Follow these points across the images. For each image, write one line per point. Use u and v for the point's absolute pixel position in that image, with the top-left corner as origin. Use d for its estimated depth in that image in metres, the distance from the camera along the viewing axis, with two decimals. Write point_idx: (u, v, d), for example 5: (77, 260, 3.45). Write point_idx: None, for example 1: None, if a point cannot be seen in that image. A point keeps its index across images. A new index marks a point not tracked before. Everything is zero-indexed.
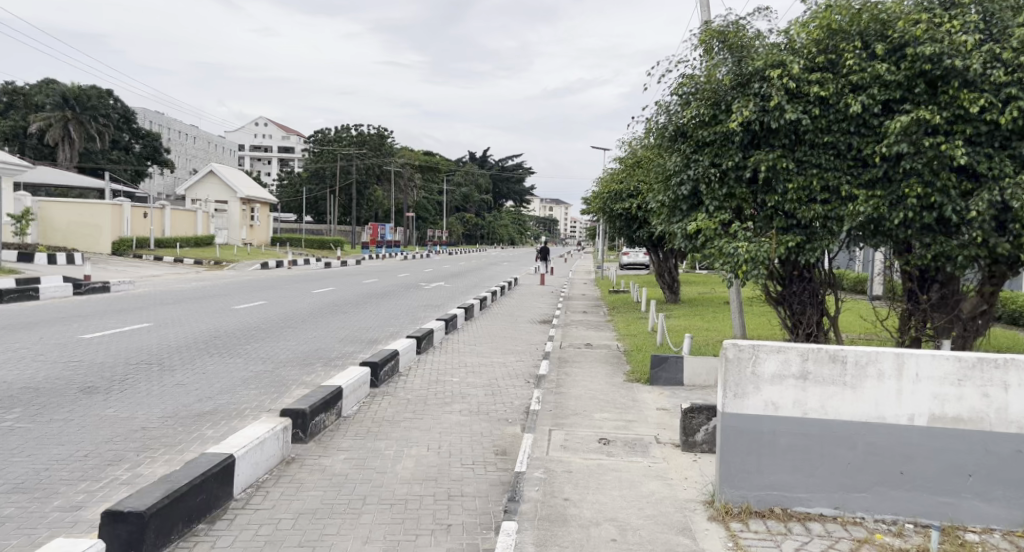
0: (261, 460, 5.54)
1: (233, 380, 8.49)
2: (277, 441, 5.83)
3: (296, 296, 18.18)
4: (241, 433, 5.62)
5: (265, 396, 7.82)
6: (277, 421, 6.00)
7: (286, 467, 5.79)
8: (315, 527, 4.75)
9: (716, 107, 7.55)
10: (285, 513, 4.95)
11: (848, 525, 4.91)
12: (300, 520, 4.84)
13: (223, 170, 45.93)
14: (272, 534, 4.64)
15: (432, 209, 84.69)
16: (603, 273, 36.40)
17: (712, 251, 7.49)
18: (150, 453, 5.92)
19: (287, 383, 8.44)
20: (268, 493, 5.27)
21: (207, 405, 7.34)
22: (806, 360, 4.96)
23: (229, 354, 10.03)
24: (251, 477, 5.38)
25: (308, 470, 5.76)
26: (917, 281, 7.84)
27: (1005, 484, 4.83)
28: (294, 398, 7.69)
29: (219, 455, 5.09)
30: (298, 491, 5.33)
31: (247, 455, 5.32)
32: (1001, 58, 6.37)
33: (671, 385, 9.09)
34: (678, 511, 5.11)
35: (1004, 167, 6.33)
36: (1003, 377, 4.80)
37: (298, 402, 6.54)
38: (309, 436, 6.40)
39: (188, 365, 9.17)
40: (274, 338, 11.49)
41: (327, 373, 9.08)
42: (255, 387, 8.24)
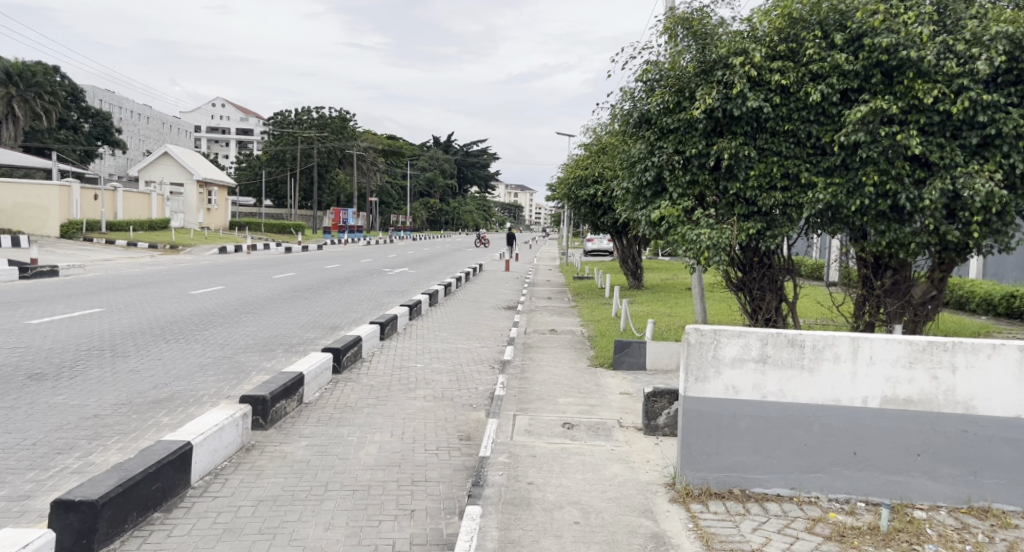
0: (220, 448, 5.54)
1: (190, 366, 8.42)
2: (236, 428, 5.82)
3: (255, 281, 18.00)
4: (200, 420, 5.60)
5: (224, 383, 7.78)
6: (236, 408, 5.98)
7: (245, 455, 5.78)
8: (276, 514, 4.77)
9: (680, 95, 7.62)
10: (245, 501, 4.96)
11: (804, 504, 5.06)
12: (260, 507, 4.86)
13: (178, 152, 45.28)
14: (230, 521, 4.65)
15: (395, 194, 84.14)
16: (566, 259, 36.62)
17: (675, 238, 7.60)
18: (103, 441, 5.88)
19: (246, 370, 8.39)
20: (227, 480, 5.27)
21: (162, 392, 7.28)
22: (766, 344, 5.07)
23: (186, 340, 9.93)
24: (209, 465, 5.37)
25: (268, 457, 5.76)
26: (871, 267, 8.06)
27: (951, 463, 5.01)
28: (253, 385, 7.66)
29: (176, 442, 5.07)
30: (258, 478, 5.34)
31: (205, 442, 5.31)
32: (954, 49, 6.56)
33: (634, 369, 9.22)
34: (640, 493, 5.21)
35: (955, 157, 6.50)
36: (951, 360, 4.96)
37: (259, 389, 6.52)
38: (270, 423, 6.39)
39: (142, 351, 9.08)
40: (232, 324, 11.39)
41: (287, 359, 9.05)
42: (213, 373, 8.18)
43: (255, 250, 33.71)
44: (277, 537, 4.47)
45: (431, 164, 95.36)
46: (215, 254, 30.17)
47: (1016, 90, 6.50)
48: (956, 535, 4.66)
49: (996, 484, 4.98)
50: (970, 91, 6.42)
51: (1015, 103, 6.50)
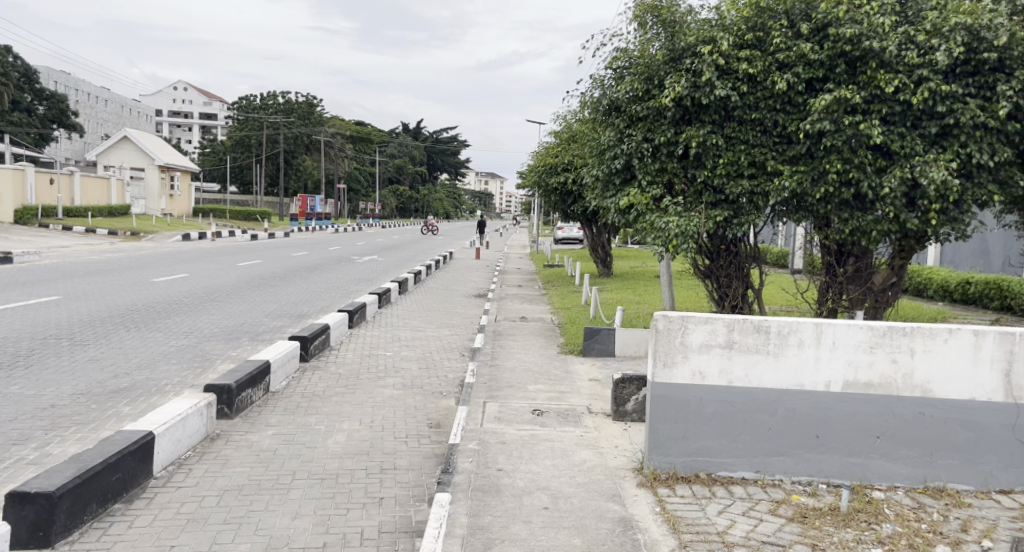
0: (183, 437, 5.51)
1: (151, 355, 8.36)
2: (200, 417, 5.80)
3: (219, 269, 17.81)
4: (163, 409, 5.57)
5: (187, 372, 7.72)
6: (199, 397, 5.95)
7: (210, 444, 5.76)
8: (242, 504, 4.77)
9: (649, 82, 7.66)
10: (210, 491, 4.95)
11: (767, 487, 5.17)
12: (225, 497, 4.86)
13: (138, 137, 44.81)
14: (195, 512, 4.65)
15: (363, 180, 83.55)
16: (536, 247, 36.67)
17: (644, 226, 7.68)
18: (60, 431, 5.82)
19: (210, 359, 8.34)
20: (191, 471, 5.25)
21: (122, 382, 7.21)
22: (732, 330, 5.15)
23: (147, 328, 9.83)
24: (172, 455, 5.35)
25: (233, 446, 5.75)
26: (835, 255, 8.20)
27: (908, 444, 5.15)
28: (218, 374, 7.62)
29: (137, 432, 5.04)
30: (223, 468, 5.32)
31: (168, 432, 5.28)
32: (914, 40, 6.66)
33: (603, 356, 9.31)
34: (608, 478, 5.29)
35: (915, 146, 6.63)
36: (909, 344, 5.08)
37: (224, 378, 6.49)
38: (235, 412, 6.37)
39: (102, 340, 8.97)
40: (195, 313, 11.30)
41: (252, 348, 9.00)
42: (175, 362, 8.13)
43: (219, 236, 33.29)
44: (242, 527, 4.48)
45: (400, 151, 94.85)
46: (178, 241, 29.73)
47: (973, 81, 6.62)
48: (913, 515, 4.80)
49: (950, 464, 5.14)
50: (929, 81, 6.54)
51: (973, 94, 6.62)
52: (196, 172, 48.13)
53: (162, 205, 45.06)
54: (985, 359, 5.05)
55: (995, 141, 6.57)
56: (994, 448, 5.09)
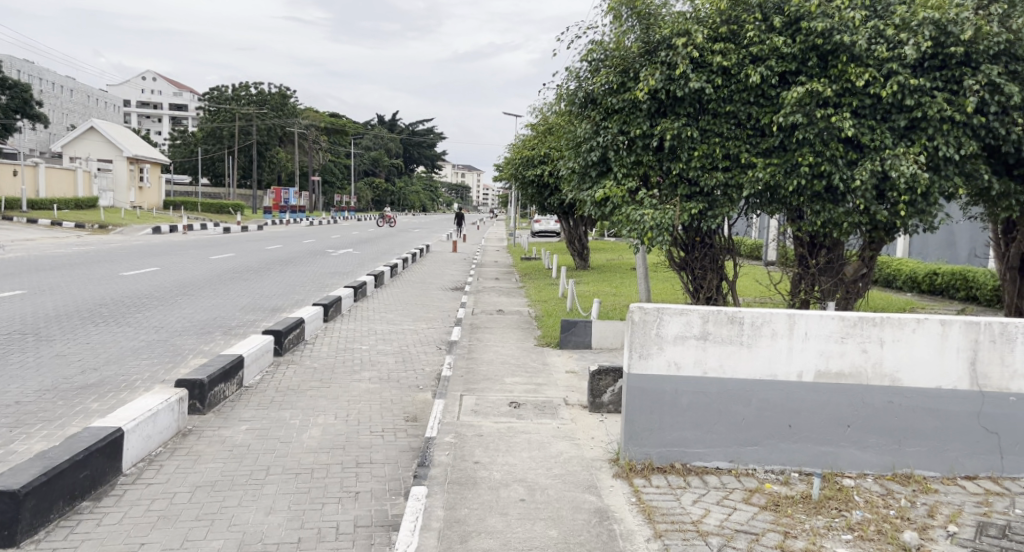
0: (154, 434, 5.48)
1: (121, 350, 8.28)
2: (172, 413, 5.77)
3: (190, 263, 17.66)
4: (132, 406, 5.53)
5: (157, 367, 7.66)
6: (171, 392, 5.92)
7: (182, 440, 5.74)
8: (214, 500, 4.75)
9: (625, 75, 7.69)
10: (181, 487, 4.93)
11: (741, 476, 5.24)
12: (197, 494, 4.84)
13: (105, 128, 44.14)
14: (166, 509, 4.63)
15: (338, 173, 83.07)
16: (513, 240, 36.67)
17: (620, 218, 7.73)
18: (26, 429, 5.76)
19: (181, 354, 8.28)
20: (161, 467, 5.23)
21: (91, 378, 7.14)
22: (706, 322, 5.21)
23: (116, 323, 9.74)
24: (142, 452, 5.32)
25: (206, 442, 5.72)
26: (807, 247, 8.31)
27: (878, 433, 5.24)
28: (189, 369, 7.57)
29: (106, 429, 5.01)
30: (194, 464, 5.30)
31: (137, 428, 5.24)
32: (884, 34, 6.75)
33: (580, 348, 9.37)
34: (585, 470, 5.34)
35: (884, 139, 6.73)
36: (879, 334, 5.16)
37: (196, 373, 6.46)
38: (208, 407, 6.35)
39: (69, 335, 8.88)
40: (166, 307, 11.19)
41: (224, 342, 8.95)
42: (145, 357, 8.06)
43: (190, 229, 32.96)
44: (215, 523, 4.47)
45: (376, 143, 94.35)
46: (148, 235, 29.40)
47: (941, 74, 6.72)
48: (881, 501, 4.89)
49: (918, 451, 5.24)
50: (898, 75, 6.64)
51: (941, 88, 6.71)
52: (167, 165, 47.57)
53: (130, 197, 44.47)
54: (952, 348, 5.14)
55: (962, 134, 6.66)
56: (960, 435, 5.21)
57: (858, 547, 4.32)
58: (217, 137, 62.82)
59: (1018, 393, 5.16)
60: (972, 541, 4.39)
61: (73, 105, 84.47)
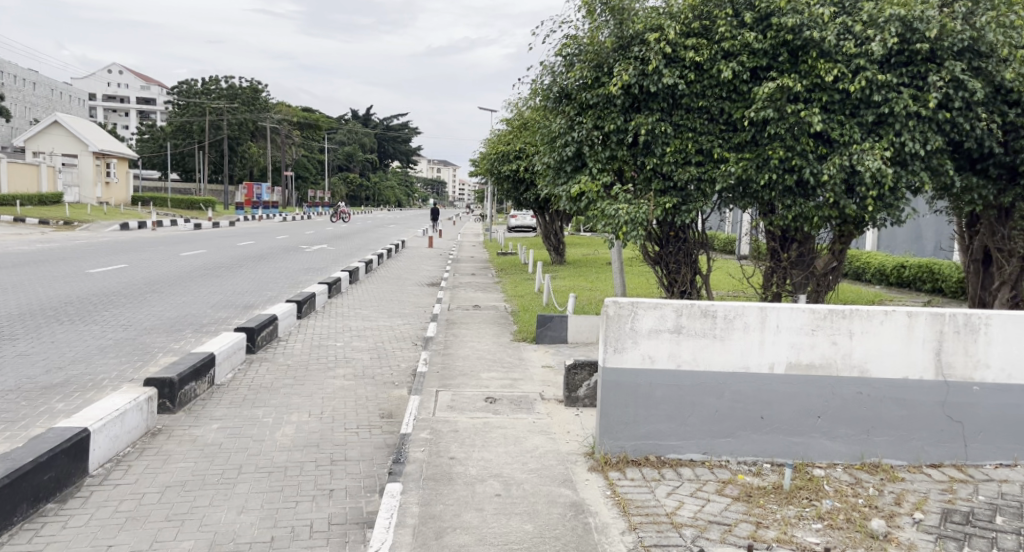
0: (122, 434, 5.44)
1: (87, 349, 8.19)
2: (140, 413, 5.72)
3: (160, 260, 17.46)
4: (99, 406, 5.48)
5: (124, 366, 7.58)
6: (139, 391, 5.88)
7: (151, 439, 5.69)
8: (184, 500, 4.73)
9: (599, 70, 7.73)
10: (150, 488, 4.90)
11: (714, 468, 5.30)
12: (167, 494, 4.81)
13: (68, 121, 43.40)
14: (134, 510, 4.60)
15: (312, 169, 82.50)
16: (489, 234, 36.67)
17: (595, 213, 7.77)
18: None
19: (150, 352, 8.21)
20: (130, 467, 5.19)
21: (56, 378, 7.06)
22: (680, 315, 5.25)
23: (83, 321, 9.62)
24: (109, 452, 5.28)
25: (176, 441, 5.69)
26: (779, 241, 8.38)
27: (848, 423, 5.33)
28: (158, 368, 7.50)
29: (71, 429, 4.96)
30: (164, 464, 5.26)
31: (104, 428, 5.20)
32: (852, 30, 6.82)
33: (556, 343, 9.41)
34: (560, 464, 5.37)
35: (853, 135, 6.82)
36: (849, 326, 5.24)
37: (165, 371, 6.41)
38: (178, 406, 6.30)
39: (34, 334, 8.76)
40: (134, 305, 11.07)
41: (194, 340, 8.87)
42: (113, 356, 7.98)
43: (159, 225, 32.55)
44: (185, 524, 4.45)
45: (350, 138, 93.80)
46: (116, 231, 29.00)
47: (907, 70, 6.82)
48: (851, 490, 4.97)
49: (886, 441, 5.34)
50: (866, 71, 6.72)
51: (907, 84, 6.82)
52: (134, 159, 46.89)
53: (95, 192, 43.80)
54: (919, 339, 5.23)
55: (927, 130, 6.78)
56: (927, 424, 5.31)
57: (828, 535, 4.40)
58: (187, 131, 62.06)
59: (982, 382, 5.27)
60: (937, 528, 4.48)
61: (38, 99, 83.05)
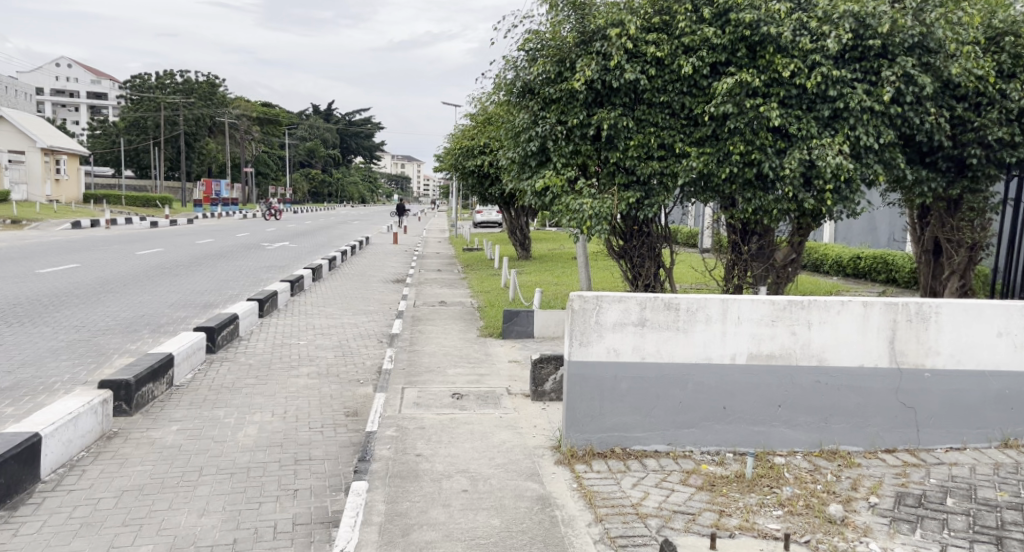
0: (75, 438, 5.36)
1: (39, 352, 8.04)
2: (95, 416, 5.64)
3: (114, 259, 17.14)
4: (51, 410, 5.40)
5: (78, 368, 7.46)
6: (94, 394, 5.80)
7: (106, 443, 5.62)
8: (142, 505, 4.69)
9: (561, 65, 7.73)
10: (106, 492, 4.84)
11: (678, 458, 5.39)
12: (124, 498, 4.76)
13: (16, 118, 42.41)
14: (89, 515, 4.54)
15: (273, 165, 81.57)
16: (455, 230, 36.59)
17: (560, 208, 7.81)
18: None
19: (105, 353, 8.09)
20: (84, 472, 5.12)
21: (7, 381, 6.93)
22: (644, 308, 5.31)
23: (34, 323, 9.42)
24: (62, 457, 5.20)
25: (133, 444, 5.62)
26: (739, 234, 8.47)
27: (808, 411, 5.44)
28: (114, 370, 7.40)
29: (21, 434, 4.88)
30: (121, 468, 5.21)
31: (56, 433, 5.13)
32: (807, 26, 6.94)
33: (523, 337, 9.45)
34: (527, 458, 5.42)
35: (810, 129, 6.93)
36: (807, 316, 5.35)
37: (121, 373, 6.33)
38: (135, 407, 6.23)
39: None
40: (88, 305, 10.88)
41: (150, 341, 8.75)
42: (67, 358, 7.85)
43: (113, 223, 31.98)
44: (144, 528, 4.41)
45: (312, 134, 92.96)
46: (67, 230, 28.38)
47: (861, 66, 6.97)
48: (810, 477, 5.08)
49: (843, 428, 5.46)
50: (822, 66, 6.85)
51: (861, 79, 6.97)
52: (85, 156, 45.84)
53: (45, 190, 42.92)
54: (874, 328, 5.35)
55: (880, 124, 6.94)
56: (881, 411, 5.45)
57: (788, 521, 4.49)
58: (142, 127, 60.90)
59: (933, 369, 5.41)
60: (892, 511, 4.60)
61: None
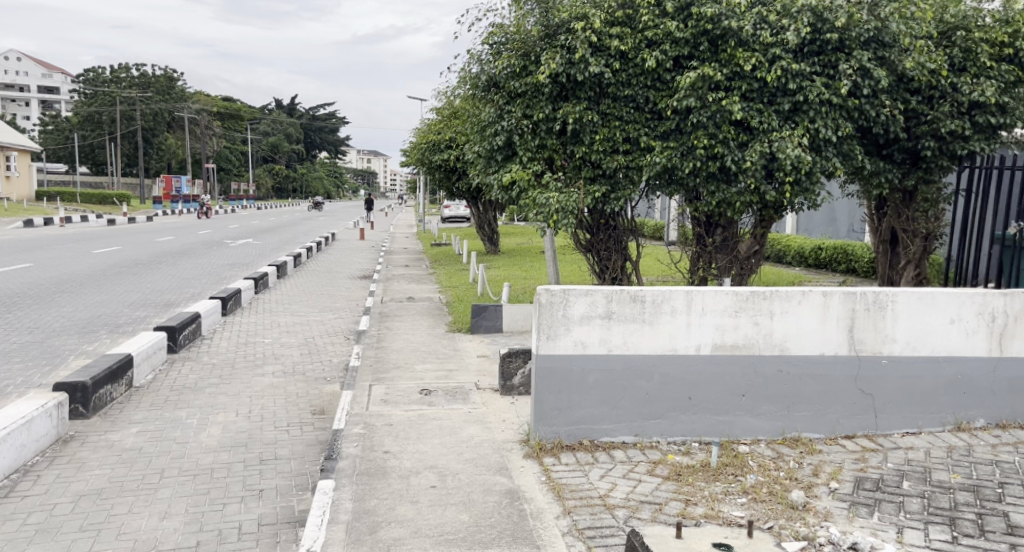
0: (29, 442, 5.27)
1: None
2: (49, 420, 5.55)
3: (71, 258, 16.80)
4: (4, 414, 5.30)
5: (33, 371, 7.32)
6: (50, 397, 5.71)
7: (62, 447, 5.54)
8: (100, 509, 4.62)
9: (526, 58, 7.71)
10: (62, 497, 4.77)
11: (646, 449, 5.44)
12: (81, 503, 4.70)
13: None
14: (45, 521, 4.47)
15: (235, 161, 80.53)
16: (421, 224, 36.42)
17: (527, 202, 7.80)
18: None
19: (62, 355, 7.94)
20: (39, 477, 5.04)
21: None
22: (610, 301, 5.33)
23: None
24: (16, 462, 5.11)
25: (90, 448, 5.54)
26: (703, 226, 8.54)
27: (770, 400, 5.53)
28: (70, 371, 7.27)
29: None
30: (77, 472, 5.13)
31: (9, 438, 5.04)
32: (767, 21, 7.01)
33: (492, 332, 9.46)
34: (496, 452, 5.43)
35: (771, 122, 7.02)
36: (769, 307, 5.41)
37: (78, 375, 6.23)
38: (92, 410, 6.14)
39: None
40: (44, 306, 10.66)
41: (108, 342, 8.61)
42: (21, 361, 7.69)
43: (68, 222, 31.32)
44: (102, 533, 4.36)
45: (276, 130, 91.98)
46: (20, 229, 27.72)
47: (819, 60, 7.06)
48: (773, 465, 5.16)
49: (805, 416, 5.55)
50: (782, 60, 6.93)
51: (819, 72, 7.06)
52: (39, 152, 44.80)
53: None
54: (833, 317, 5.44)
55: (839, 116, 7.06)
56: (841, 398, 5.55)
57: (752, 508, 4.56)
58: (97, 122, 59.67)
59: (890, 355, 5.52)
60: (851, 495, 4.69)
61: None
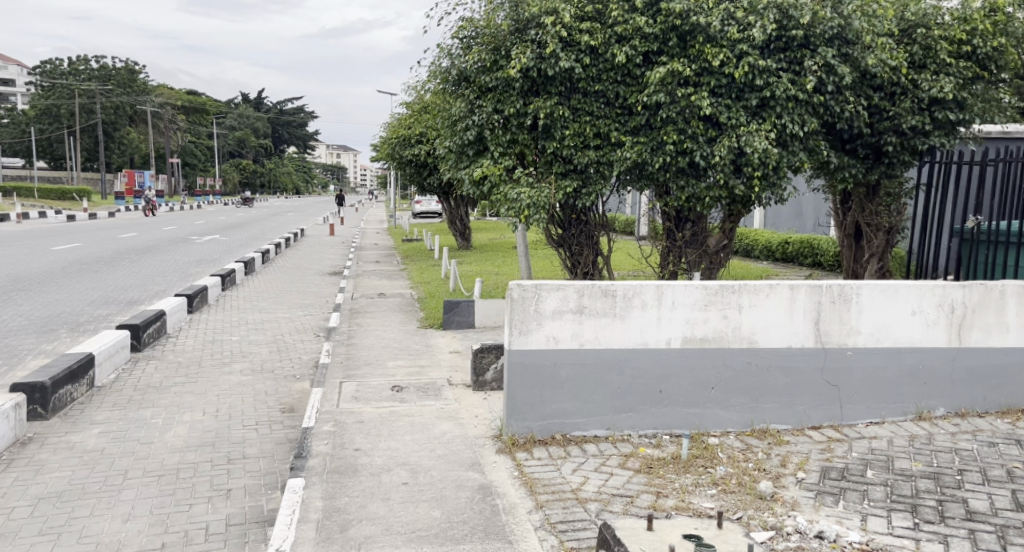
0: None
1: None
2: (6, 422, 5.45)
3: (31, 256, 16.45)
4: None
5: None
6: (8, 399, 5.60)
7: (20, 449, 5.44)
8: (61, 512, 4.55)
9: (496, 53, 7.68)
10: (21, 501, 4.69)
11: (617, 442, 5.46)
12: (41, 506, 4.62)
13: None
14: (5, 525, 4.39)
15: (202, 157, 79.48)
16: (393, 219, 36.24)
17: (498, 197, 7.79)
18: None
19: (20, 356, 7.78)
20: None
21: None
22: (581, 296, 5.35)
23: None
24: None
25: (50, 450, 5.45)
26: (673, 221, 8.60)
27: (739, 392, 5.58)
28: (29, 372, 7.13)
29: None
30: (36, 474, 5.04)
31: None
32: (734, 17, 7.04)
33: (463, 328, 9.44)
34: (468, 448, 5.43)
35: (739, 118, 7.07)
36: (738, 301, 5.46)
37: (37, 375, 6.12)
38: (51, 411, 6.04)
39: None
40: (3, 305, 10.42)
41: (68, 341, 8.45)
42: None
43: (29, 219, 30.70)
44: (63, 536, 4.29)
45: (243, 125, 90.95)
46: None
47: (785, 56, 7.12)
48: (742, 456, 5.21)
49: (772, 407, 5.61)
50: (748, 56, 6.97)
51: (785, 69, 7.12)
52: None
53: None
54: (801, 310, 5.51)
55: (804, 112, 7.13)
56: (809, 389, 5.62)
57: (721, 499, 4.60)
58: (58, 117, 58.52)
59: (855, 347, 5.60)
60: (817, 485, 4.75)
61: None
